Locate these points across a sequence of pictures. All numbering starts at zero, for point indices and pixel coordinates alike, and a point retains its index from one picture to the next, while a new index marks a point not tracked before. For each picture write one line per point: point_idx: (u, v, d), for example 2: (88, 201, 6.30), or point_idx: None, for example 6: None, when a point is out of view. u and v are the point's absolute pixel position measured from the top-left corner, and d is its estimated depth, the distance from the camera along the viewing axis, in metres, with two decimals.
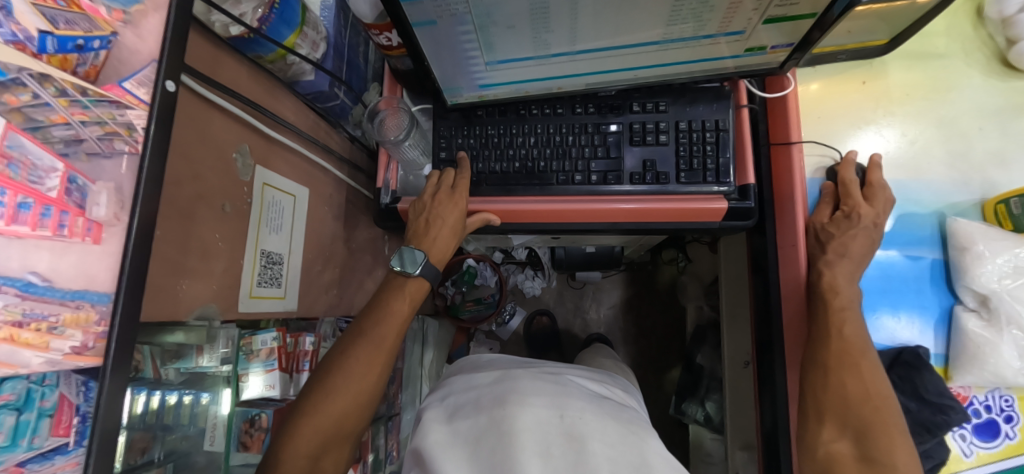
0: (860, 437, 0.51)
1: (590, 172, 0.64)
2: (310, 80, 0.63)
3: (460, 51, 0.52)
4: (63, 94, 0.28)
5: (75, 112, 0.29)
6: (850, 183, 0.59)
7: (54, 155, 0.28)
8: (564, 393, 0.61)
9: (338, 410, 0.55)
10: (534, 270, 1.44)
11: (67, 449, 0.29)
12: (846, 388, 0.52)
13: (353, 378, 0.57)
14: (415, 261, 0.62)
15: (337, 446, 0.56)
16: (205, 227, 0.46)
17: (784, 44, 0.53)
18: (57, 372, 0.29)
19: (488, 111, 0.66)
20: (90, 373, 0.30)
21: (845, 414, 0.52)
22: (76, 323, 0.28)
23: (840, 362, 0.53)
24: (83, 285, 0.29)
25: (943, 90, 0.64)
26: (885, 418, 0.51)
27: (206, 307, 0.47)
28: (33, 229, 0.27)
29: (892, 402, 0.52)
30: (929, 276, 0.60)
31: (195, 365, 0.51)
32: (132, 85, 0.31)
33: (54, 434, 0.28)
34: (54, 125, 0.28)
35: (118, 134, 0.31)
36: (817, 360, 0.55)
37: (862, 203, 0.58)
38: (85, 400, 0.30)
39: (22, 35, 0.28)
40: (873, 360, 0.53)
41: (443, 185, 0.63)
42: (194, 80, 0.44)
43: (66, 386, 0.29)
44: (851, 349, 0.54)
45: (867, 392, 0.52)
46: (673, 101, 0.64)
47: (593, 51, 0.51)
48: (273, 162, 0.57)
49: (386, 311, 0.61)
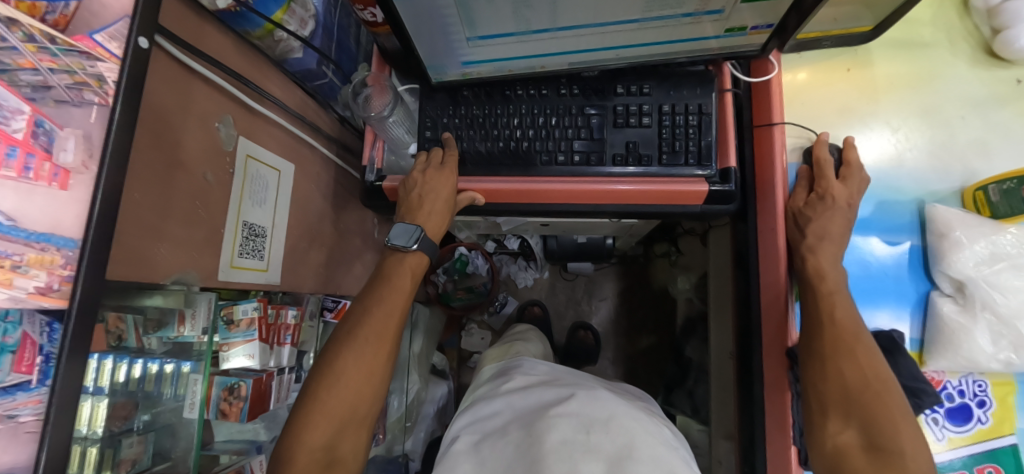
0: (869, 426, 0.50)
1: (572, 153, 0.64)
2: (298, 58, 0.64)
3: (442, 26, 0.52)
4: (30, 40, 0.29)
5: (42, 59, 0.30)
6: (824, 165, 0.60)
7: (19, 98, 0.30)
8: (592, 404, 0.63)
9: (350, 394, 0.57)
10: (526, 261, 1.45)
11: (29, 386, 0.30)
12: (844, 374, 0.51)
13: (365, 360, 0.58)
14: (407, 235, 0.63)
15: (352, 431, 0.57)
16: (184, 193, 0.47)
17: (764, 25, 0.54)
18: (20, 309, 0.31)
19: (473, 91, 0.67)
20: (55, 314, 0.32)
21: (848, 404, 0.51)
22: (40, 263, 0.29)
23: (836, 350, 0.52)
24: (49, 228, 0.30)
25: (927, 79, 0.65)
26: (891, 403, 0.50)
27: (184, 273, 0.47)
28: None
29: (893, 385, 0.51)
30: (908, 262, 0.60)
31: (176, 334, 0.51)
32: (104, 38, 0.32)
33: (16, 370, 0.30)
34: (21, 69, 0.30)
35: (87, 84, 0.32)
36: (816, 351, 0.53)
37: (836, 185, 0.59)
38: (48, 340, 0.32)
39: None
40: (867, 344, 0.52)
41: (432, 163, 0.64)
42: (168, 42, 0.43)
43: (29, 325, 0.31)
44: (845, 336, 0.52)
45: (866, 377, 0.51)
46: (657, 85, 0.64)
47: (574, 28, 0.52)
48: (257, 135, 0.58)
49: (389, 287, 0.62)
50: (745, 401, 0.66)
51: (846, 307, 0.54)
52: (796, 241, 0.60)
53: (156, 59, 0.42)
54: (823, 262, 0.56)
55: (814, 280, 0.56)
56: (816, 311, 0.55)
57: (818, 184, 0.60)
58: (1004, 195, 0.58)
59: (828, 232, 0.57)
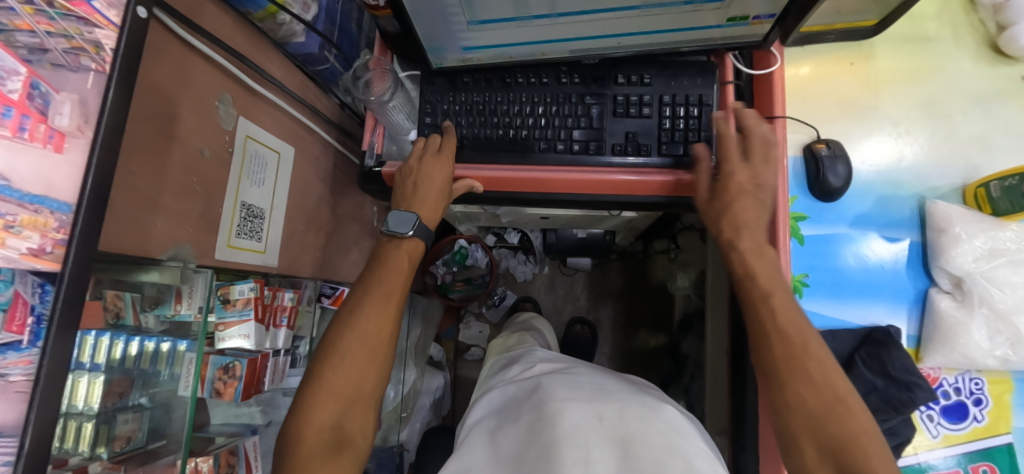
0: (832, 455, 0.45)
1: (572, 141, 0.64)
2: (300, 42, 0.65)
3: (442, 11, 0.52)
4: (29, 3, 0.30)
5: (39, 21, 0.30)
6: (728, 143, 0.58)
7: (16, 60, 0.31)
8: (602, 396, 0.60)
9: (355, 374, 0.57)
10: (526, 255, 1.44)
11: (19, 346, 0.31)
12: (804, 400, 0.47)
13: (367, 341, 0.58)
14: (405, 223, 0.63)
15: (360, 410, 0.57)
16: (182, 167, 0.47)
17: (767, 15, 0.53)
18: (12, 270, 0.31)
19: (473, 77, 0.67)
20: (46, 276, 0.32)
21: (818, 433, 0.46)
22: (32, 225, 0.29)
23: (788, 366, 0.48)
24: (43, 191, 0.30)
25: (931, 73, 0.64)
26: (858, 420, 0.45)
27: (179, 248, 0.48)
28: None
29: (860, 406, 0.46)
30: (908, 258, 0.60)
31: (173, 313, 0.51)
32: (101, 5, 0.32)
33: (8, 330, 0.31)
34: (18, 31, 0.31)
35: (83, 50, 0.33)
36: (775, 373, 0.49)
37: (739, 167, 0.57)
38: (39, 301, 0.32)
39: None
40: (819, 361, 0.48)
41: (428, 150, 0.64)
42: (170, 18, 0.43)
43: (21, 285, 0.32)
44: (794, 349, 0.49)
45: (835, 391, 0.46)
46: (658, 74, 0.64)
47: (573, 14, 0.52)
48: (256, 115, 0.58)
49: (386, 268, 0.62)
50: (737, 394, 0.66)
51: (790, 313, 0.50)
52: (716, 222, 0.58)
53: (156, 35, 0.43)
54: (746, 254, 0.54)
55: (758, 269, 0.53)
56: (762, 322, 0.51)
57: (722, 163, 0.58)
58: (1006, 192, 0.57)
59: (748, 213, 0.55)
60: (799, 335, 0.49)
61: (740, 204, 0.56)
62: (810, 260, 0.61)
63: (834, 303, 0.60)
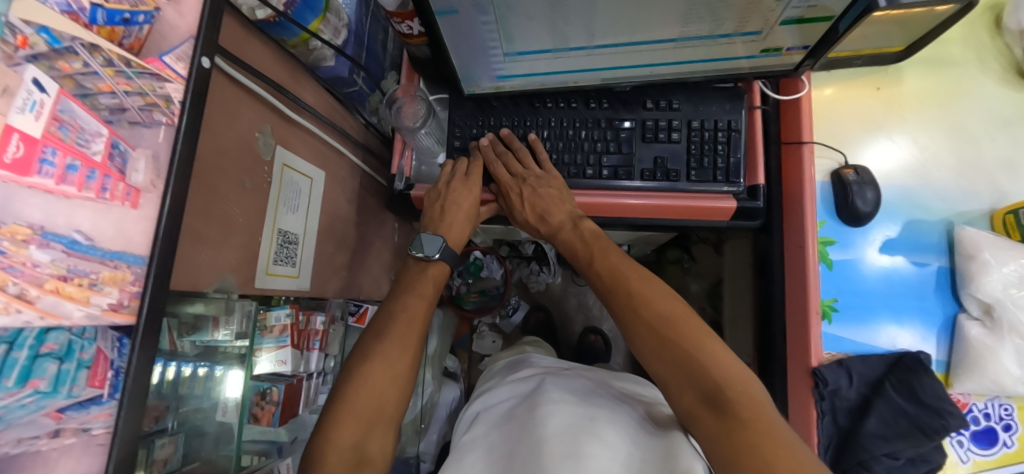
0: (684, 372, 0.49)
1: (601, 167, 0.65)
2: (330, 65, 0.65)
3: (481, 41, 0.53)
4: (109, 65, 0.28)
5: (120, 82, 0.29)
6: (496, 168, 0.65)
7: (99, 120, 0.28)
8: (592, 400, 0.60)
9: (377, 394, 0.54)
10: (539, 266, 1.43)
11: (101, 400, 0.30)
12: (646, 338, 0.52)
13: (389, 361, 0.56)
14: (432, 246, 0.63)
15: (380, 430, 0.53)
16: (227, 200, 0.47)
17: (799, 47, 0.56)
18: (96, 325, 0.29)
19: (502, 102, 0.67)
20: (125, 329, 0.30)
21: (662, 356, 0.51)
22: (113, 281, 0.28)
23: (622, 308, 0.55)
24: (121, 246, 0.29)
25: (956, 98, 0.64)
26: (684, 332, 0.50)
27: (224, 280, 0.48)
28: (58, 183, 0.25)
29: (674, 319, 0.51)
30: (935, 282, 0.61)
31: (210, 338, 0.51)
32: (171, 60, 0.32)
33: (90, 385, 0.29)
34: (101, 94, 0.29)
35: (157, 105, 0.32)
36: (618, 319, 0.56)
37: (511, 184, 0.65)
38: (119, 354, 0.30)
39: (76, 5, 0.28)
40: (636, 298, 0.54)
41: (457, 174, 0.65)
42: (227, 63, 0.46)
43: (103, 340, 0.30)
44: (621, 290, 0.56)
45: (660, 316, 0.52)
46: (686, 99, 0.65)
47: (610, 46, 0.53)
48: (291, 142, 0.58)
49: (411, 292, 0.63)
50: None
51: (607, 264, 0.59)
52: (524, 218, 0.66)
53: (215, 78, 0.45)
54: (567, 237, 0.63)
55: (578, 249, 0.62)
56: (596, 280, 0.59)
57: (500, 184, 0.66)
58: None
59: (540, 208, 0.64)
60: (618, 279, 0.57)
61: (531, 206, 0.64)
62: (838, 284, 0.61)
63: (863, 327, 0.60)
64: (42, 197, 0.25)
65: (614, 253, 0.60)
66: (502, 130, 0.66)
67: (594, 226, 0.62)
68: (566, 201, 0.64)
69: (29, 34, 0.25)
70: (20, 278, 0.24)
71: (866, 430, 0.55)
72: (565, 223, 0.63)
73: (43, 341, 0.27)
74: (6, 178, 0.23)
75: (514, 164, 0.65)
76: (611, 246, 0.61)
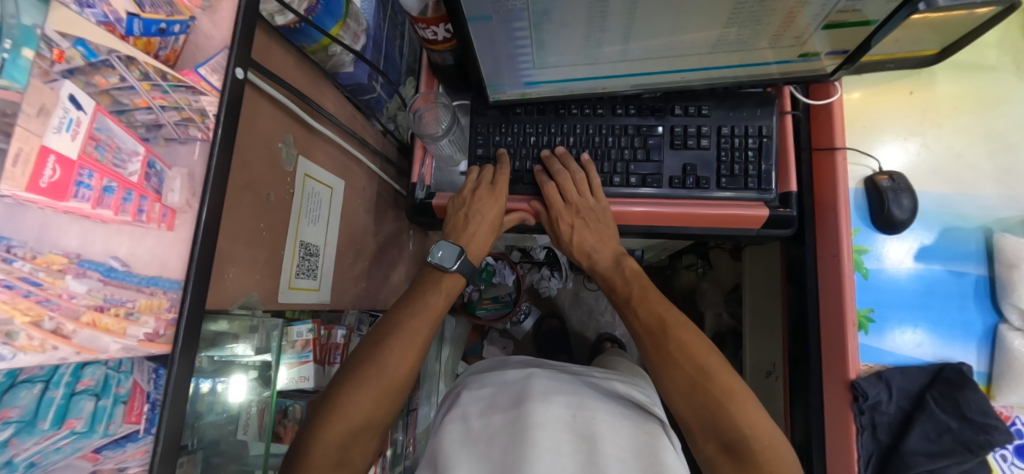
0: (710, 417, 0.50)
1: (629, 175, 0.63)
2: (349, 72, 0.63)
3: (511, 47, 0.52)
4: (146, 78, 0.27)
5: (155, 97, 0.28)
6: (551, 193, 0.63)
7: (136, 139, 0.27)
8: (580, 391, 0.58)
9: (370, 401, 0.51)
10: (551, 270, 1.41)
11: (138, 436, 0.28)
12: (676, 382, 0.52)
13: (387, 372, 0.53)
14: (450, 255, 0.61)
15: (365, 438, 0.51)
16: (250, 214, 0.46)
17: (839, 52, 0.54)
18: (132, 358, 0.28)
19: (526, 109, 0.66)
20: (162, 360, 0.29)
21: (690, 399, 0.51)
22: (149, 309, 0.27)
23: (656, 347, 0.55)
24: (157, 271, 0.28)
25: (992, 103, 0.63)
26: (722, 385, 0.50)
27: (250, 296, 0.47)
28: (94, 207, 0.24)
29: (710, 370, 0.51)
30: (974, 292, 0.59)
31: (229, 353, 0.47)
32: (207, 72, 0.31)
33: (127, 421, 0.27)
34: (137, 109, 0.27)
35: (193, 120, 0.30)
36: (648, 354, 0.56)
37: (564, 212, 0.63)
38: (156, 387, 0.29)
39: (113, 16, 0.27)
40: (676, 342, 0.54)
41: (483, 181, 0.63)
42: (257, 76, 0.46)
43: (139, 373, 0.28)
44: (656, 329, 0.56)
45: (700, 367, 0.52)
46: (716, 105, 0.63)
47: (642, 51, 0.52)
48: (313, 152, 0.57)
49: (421, 305, 0.58)
50: (799, 428, 0.65)
51: (647, 304, 0.59)
52: (566, 246, 0.68)
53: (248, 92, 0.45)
54: (605, 271, 0.65)
55: (617, 284, 0.63)
56: (632, 319, 0.59)
57: (551, 208, 0.64)
58: None
59: (587, 243, 0.65)
60: (655, 319, 0.57)
61: (578, 239, 0.65)
62: (875, 295, 0.59)
63: (899, 338, 0.58)
64: (79, 224, 0.24)
65: (654, 295, 0.59)
66: (559, 148, 0.64)
67: (637, 266, 0.64)
68: (611, 237, 0.66)
69: (65, 48, 0.23)
70: (56, 311, 0.23)
71: (908, 446, 0.53)
72: (609, 260, 0.65)
73: (80, 377, 0.26)
74: (42, 203, 0.22)
75: (571, 191, 0.62)
76: (650, 288, 0.61)
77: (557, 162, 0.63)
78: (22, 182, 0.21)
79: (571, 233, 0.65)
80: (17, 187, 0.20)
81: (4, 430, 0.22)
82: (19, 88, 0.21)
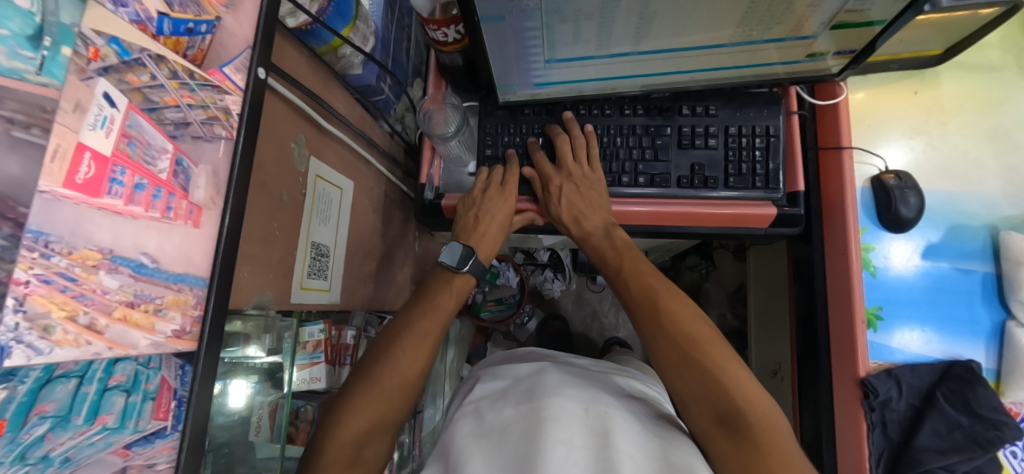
0: (701, 386, 0.50)
1: (637, 175, 0.64)
2: (357, 74, 0.62)
3: (523, 47, 0.52)
4: (174, 77, 0.28)
5: (183, 95, 0.29)
6: (541, 160, 0.64)
7: (165, 136, 0.28)
8: (593, 388, 0.58)
9: (383, 400, 0.51)
10: (553, 272, 1.42)
11: (165, 433, 0.28)
12: (667, 353, 0.53)
13: (400, 371, 0.53)
14: (455, 254, 0.61)
15: (379, 436, 0.51)
16: (265, 214, 0.47)
17: (847, 51, 0.55)
18: (160, 355, 0.29)
19: (535, 110, 0.67)
20: (188, 356, 0.30)
21: (680, 370, 0.52)
22: (176, 305, 0.28)
23: (646, 318, 0.56)
24: (184, 268, 0.28)
25: (996, 102, 0.64)
26: (710, 354, 0.51)
27: (262, 296, 0.47)
28: (126, 203, 0.25)
29: (701, 341, 0.52)
30: (981, 289, 0.59)
31: (241, 354, 0.46)
32: (231, 70, 0.31)
33: (155, 417, 0.28)
34: (167, 107, 0.28)
35: (218, 118, 0.31)
36: (640, 326, 0.56)
37: (555, 175, 0.62)
38: (182, 383, 0.30)
39: (144, 15, 0.27)
40: (665, 312, 0.55)
41: (493, 182, 0.63)
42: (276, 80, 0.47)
43: (167, 369, 0.29)
44: (644, 299, 0.57)
45: (687, 336, 0.52)
46: (723, 105, 0.64)
47: (653, 51, 0.53)
48: (324, 153, 0.57)
49: (432, 305, 0.58)
50: (808, 426, 0.65)
51: (638, 276, 0.59)
52: (555, 214, 0.65)
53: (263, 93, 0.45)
54: (596, 242, 0.63)
55: (607, 254, 0.62)
56: (624, 292, 0.59)
57: (542, 173, 0.64)
58: None
59: (576, 209, 0.63)
60: (646, 292, 0.57)
61: (567, 203, 0.63)
62: (883, 292, 0.60)
63: (907, 336, 0.58)
64: (111, 219, 0.24)
65: (645, 267, 0.60)
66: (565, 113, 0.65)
67: (627, 238, 0.62)
68: (602, 207, 0.63)
69: (100, 45, 0.23)
70: (90, 306, 0.23)
71: (920, 443, 0.54)
72: (599, 229, 0.63)
73: (112, 373, 0.26)
74: (78, 198, 0.22)
75: (564, 156, 0.63)
76: (641, 260, 0.60)
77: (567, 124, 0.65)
78: (59, 178, 0.21)
79: (559, 196, 0.63)
80: (55, 183, 0.21)
81: (41, 425, 0.22)
82: (57, 85, 0.21)
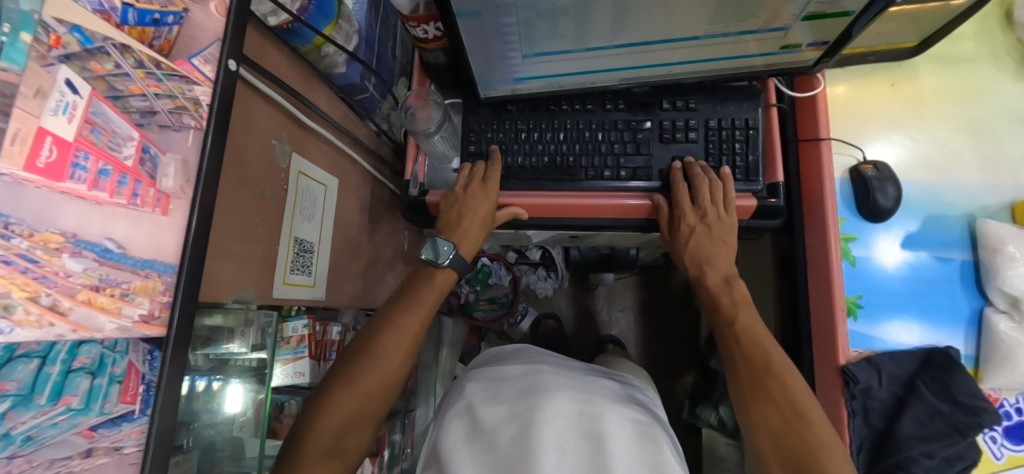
0: (794, 461, 0.49)
1: (619, 169, 0.64)
2: (342, 72, 0.63)
3: (502, 43, 0.53)
4: (140, 66, 0.29)
5: (149, 84, 0.29)
6: (682, 192, 0.61)
7: (130, 124, 0.28)
8: (588, 390, 0.58)
9: (363, 391, 0.52)
10: (546, 271, 1.41)
11: (132, 416, 0.29)
12: (768, 419, 0.52)
13: (381, 367, 0.53)
14: (439, 251, 0.61)
15: (359, 426, 0.52)
16: (246, 210, 0.47)
17: (819, 43, 0.56)
18: (128, 339, 0.29)
19: (518, 106, 0.67)
20: (156, 342, 0.31)
21: (777, 439, 0.51)
22: (144, 291, 0.28)
23: (754, 385, 0.54)
24: (152, 255, 0.29)
25: (972, 94, 0.65)
26: (818, 434, 0.49)
27: (245, 291, 0.48)
28: (90, 188, 0.25)
29: (811, 416, 0.50)
30: (960, 277, 0.60)
31: (225, 351, 0.46)
32: (200, 62, 0.32)
33: (122, 401, 0.29)
34: (132, 96, 0.29)
35: (186, 108, 0.32)
36: (744, 392, 0.54)
37: (691, 213, 0.60)
38: (150, 369, 0.31)
39: (108, 5, 0.28)
40: (784, 380, 0.52)
41: (474, 178, 0.64)
42: (257, 76, 0.47)
43: (133, 354, 0.30)
44: (755, 360, 0.54)
45: (795, 408, 0.51)
46: (704, 100, 0.65)
47: (628, 46, 0.53)
48: (307, 150, 0.58)
49: (414, 300, 0.58)
50: None
51: (751, 336, 0.56)
52: (679, 251, 0.64)
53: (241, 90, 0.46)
54: (713, 286, 0.61)
55: (724, 303, 0.59)
56: (735, 355, 0.56)
57: (676, 207, 0.62)
58: None
59: (703, 251, 0.61)
60: (760, 355, 0.54)
61: (696, 244, 0.61)
62: (864, 283, 0.60)
63: (887, 325, 0.59)
64: (76, 204, 0.25)
65: (761, 330, 0.57)
66: (688, 160, 0.63)
67: (747, 293, 0.60)
68: (730, 253, 0.62)
69: (61, 33, 0.24)
70: (52, 288, 0.23)
71: (901, 431, 0.54)
72: (722, 277, 0.61)
73: (76, 355, 0.27)
74: (40, 182, 0.23)
75: (703, 196, 0.60)
76: (757, 318, 0.58)
77: (698, 168, 0.61)
78: (20, 161, 0.21)
79: (691, 236, 0.61)
80: (15, 166, 0.21)
81: (2, 403, 0.23)
82: (16, 69, 0.22)
